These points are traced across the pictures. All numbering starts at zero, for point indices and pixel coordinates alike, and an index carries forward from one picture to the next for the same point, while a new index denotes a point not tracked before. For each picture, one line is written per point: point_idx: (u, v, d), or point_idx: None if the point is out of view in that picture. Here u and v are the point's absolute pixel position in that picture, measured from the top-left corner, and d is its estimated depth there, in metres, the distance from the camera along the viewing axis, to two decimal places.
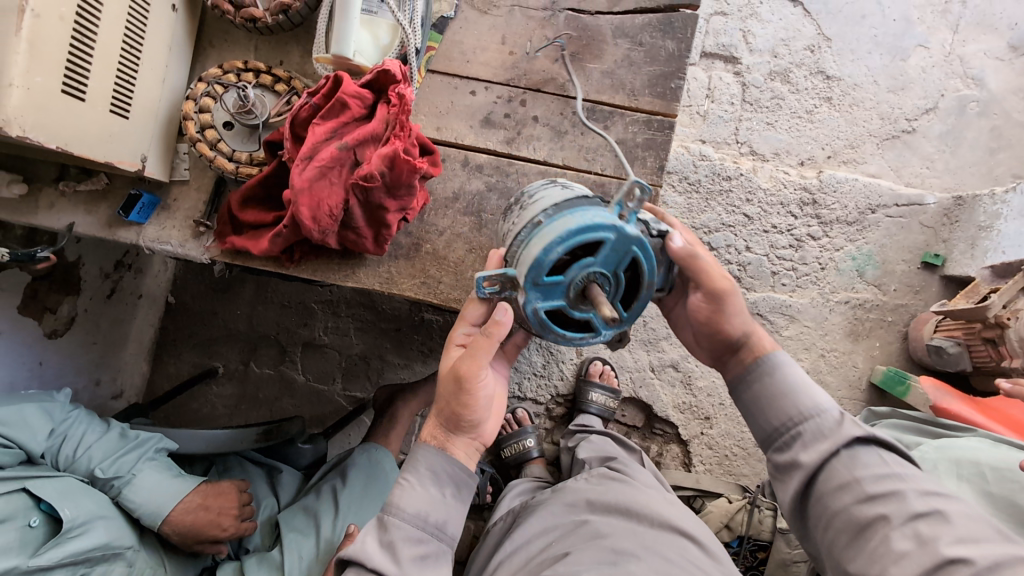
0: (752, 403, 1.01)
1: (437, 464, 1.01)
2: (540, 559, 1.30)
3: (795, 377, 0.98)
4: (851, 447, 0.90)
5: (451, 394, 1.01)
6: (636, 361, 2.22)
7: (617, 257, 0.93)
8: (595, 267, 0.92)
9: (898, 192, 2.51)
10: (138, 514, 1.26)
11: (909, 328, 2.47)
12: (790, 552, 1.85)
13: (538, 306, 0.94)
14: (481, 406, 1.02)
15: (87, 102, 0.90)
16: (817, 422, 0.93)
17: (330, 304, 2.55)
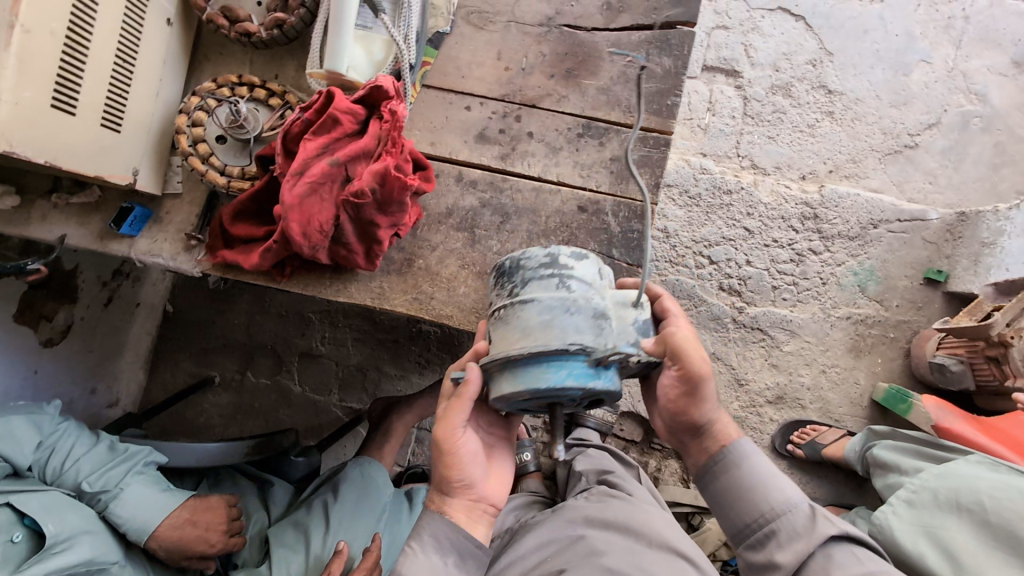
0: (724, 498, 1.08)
1: (441, 531, 1.04)
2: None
3: (762, 470, 1.06)
4: (825, 546, 0.98)
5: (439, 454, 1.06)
6: None
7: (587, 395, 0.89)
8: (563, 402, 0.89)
9: (900, 207, 2.49)
10: (124, 529, 1.24)
11: (911, 345, 2.44)
12: None
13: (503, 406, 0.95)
14: (468, 465, 1.06)
15: (77, 116, 0.90)
16: (788, 519, 1.01)
17: (328, 314, 2.54)
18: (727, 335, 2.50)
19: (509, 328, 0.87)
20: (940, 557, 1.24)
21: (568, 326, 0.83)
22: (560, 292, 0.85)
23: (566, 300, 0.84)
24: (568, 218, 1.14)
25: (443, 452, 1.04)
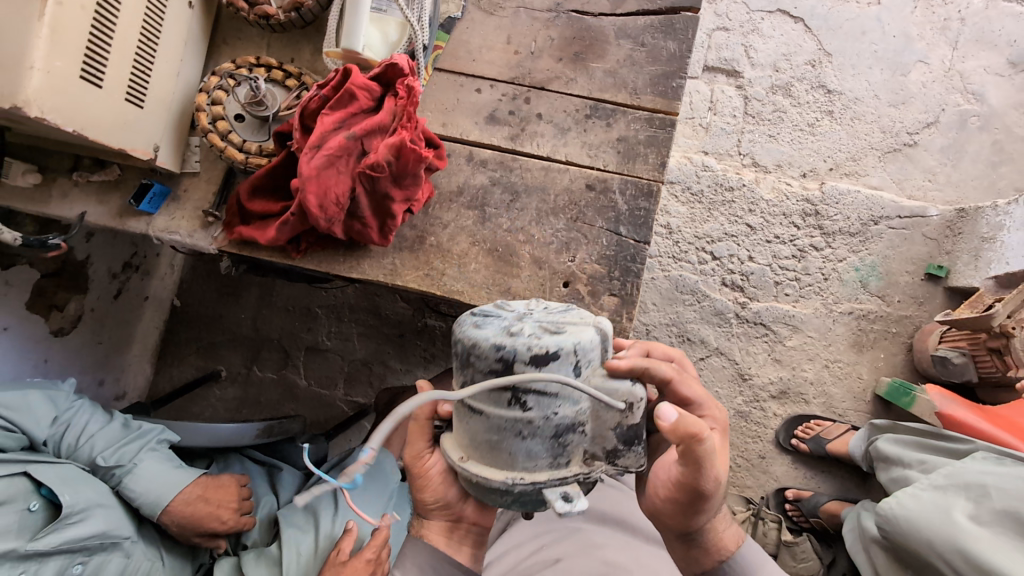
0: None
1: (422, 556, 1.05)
2: (532, 563, 1.34)
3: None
4: None
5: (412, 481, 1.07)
6: None
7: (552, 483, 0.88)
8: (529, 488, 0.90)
9: (900, 204, 2.52)
10: (137, 503, 1.26)
11: (913, 340, 2.45)
12: None
13: None
14: (439, 487, 1.05)
15: (104, 89, 0.93)
16: None
17: (334, 309, 2.57)
18: (730, 331, 2.52)
19: (463, 428, 0.86)
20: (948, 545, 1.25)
21: (519, 450, 0.81)
22: (513, 412, 0.79)
23: (518, 423, 0.80)
24: (577, 195, 1.17)
25: (417, 477, 1.04)
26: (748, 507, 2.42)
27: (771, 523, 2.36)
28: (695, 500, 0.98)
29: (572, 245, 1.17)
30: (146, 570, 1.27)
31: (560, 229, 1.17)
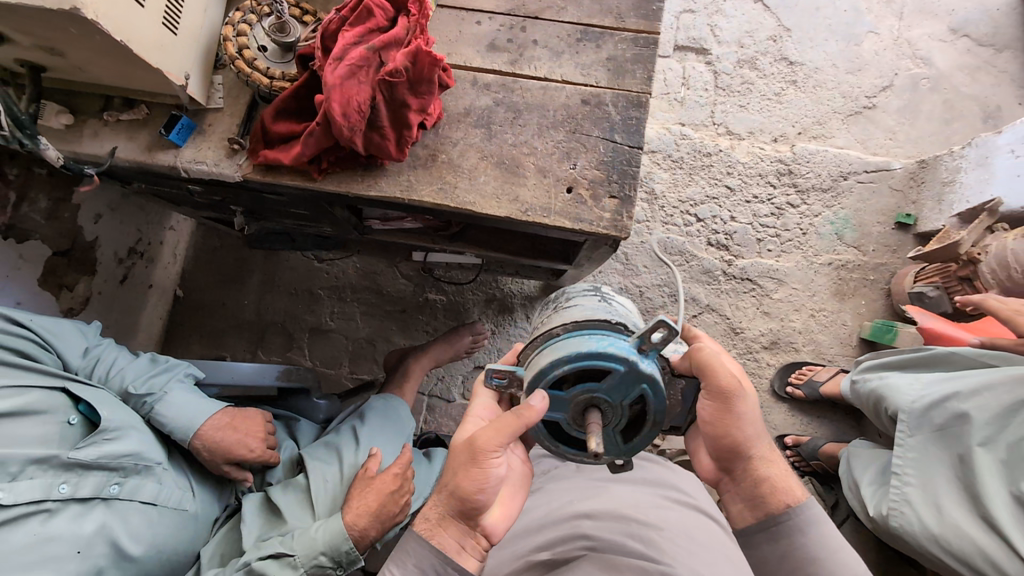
0: (778, 528, 1.12)
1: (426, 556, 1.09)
2: (561, 518, 1.46)
3: (813, 537, 1.10)
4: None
5: (465, 464, 1.09)
6: None
7: (626, 388, 1.05)
8: (598, 390, 1.05)
9: (866, 160, 2.70)
10: (169, 429, 1.30)
11: (891, 285, 2.59)
12: None
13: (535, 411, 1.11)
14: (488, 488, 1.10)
15: (145, 9, 1.03)
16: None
17: (336, 289, 2.63)
18: (720, 288, 2.64)
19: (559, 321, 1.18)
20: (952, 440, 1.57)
21: (611, 320, 1.14)
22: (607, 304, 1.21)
23: (610, 309, 1.19)
24: (574, 110, 1.28)
25: (477, 466, 1.07)
26: None
27: None
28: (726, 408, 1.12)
29: (573, 153, 1.28)
30: (178, 497, 1.31)
31: (560, 140, 1.28)
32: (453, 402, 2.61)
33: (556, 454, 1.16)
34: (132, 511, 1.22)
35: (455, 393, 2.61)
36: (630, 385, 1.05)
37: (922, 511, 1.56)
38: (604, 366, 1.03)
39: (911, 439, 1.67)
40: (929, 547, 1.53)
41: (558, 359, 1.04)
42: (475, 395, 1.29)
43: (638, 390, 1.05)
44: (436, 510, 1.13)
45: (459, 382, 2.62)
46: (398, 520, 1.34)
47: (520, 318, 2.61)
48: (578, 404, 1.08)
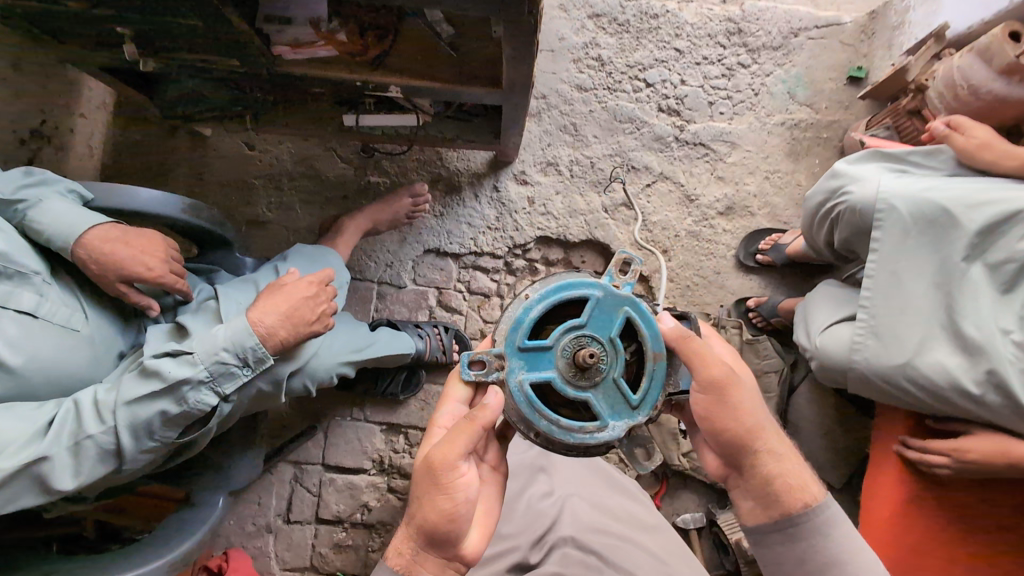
0: (793, 530, 1.40)
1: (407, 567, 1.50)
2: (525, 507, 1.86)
3: (840, 541, 1.37)
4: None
5: (431, 484, 1.48)
6: (589, 204, 2.54)
7: (604, 318, 1.58)
8: (581, 327, 1.56)
9: (817, 15, 2.61)
10: (44, 235, 1.27)
11: (844, 141, 2.55)
12: (758, 363, 2.43)
13: (524, 374, 1.54)
14: (455, 511, 1.48)
15: None
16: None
17: (271, 178, 2.48)
18: (673, 155, 2.56)
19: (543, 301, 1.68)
20: (935, 270, 1.65)
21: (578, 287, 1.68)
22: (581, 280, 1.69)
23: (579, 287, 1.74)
24: None
25: (436, 488, 1.47)
26: (708, 320, 2.51)
27: (732, 329, 2.45)
28: (723, 396, 1.44)
29: None
30: (58, 313, 1.35)
31: None
32: (404, 288, 2.52)
33: (560, 421, 1.53)
34: (4, 316, 1.26)
35: (405, 279, 2.52)
36: (604, 312, 1.57)
37: (886, 341, 1.69)
38: (574, 298, 1.56)
39: (882, 258, 1.73)
40: (898, 381, 1.67)
41: (532, 306, 1.58)
42: (442, 405, 1.62)
43: (618, 315, 1.55)
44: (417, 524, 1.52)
45: (409, 267, 2.52)
46: (312, 329, 1.50)
47: (469, 198, 2.52)
48: (565, 356, 1.54)
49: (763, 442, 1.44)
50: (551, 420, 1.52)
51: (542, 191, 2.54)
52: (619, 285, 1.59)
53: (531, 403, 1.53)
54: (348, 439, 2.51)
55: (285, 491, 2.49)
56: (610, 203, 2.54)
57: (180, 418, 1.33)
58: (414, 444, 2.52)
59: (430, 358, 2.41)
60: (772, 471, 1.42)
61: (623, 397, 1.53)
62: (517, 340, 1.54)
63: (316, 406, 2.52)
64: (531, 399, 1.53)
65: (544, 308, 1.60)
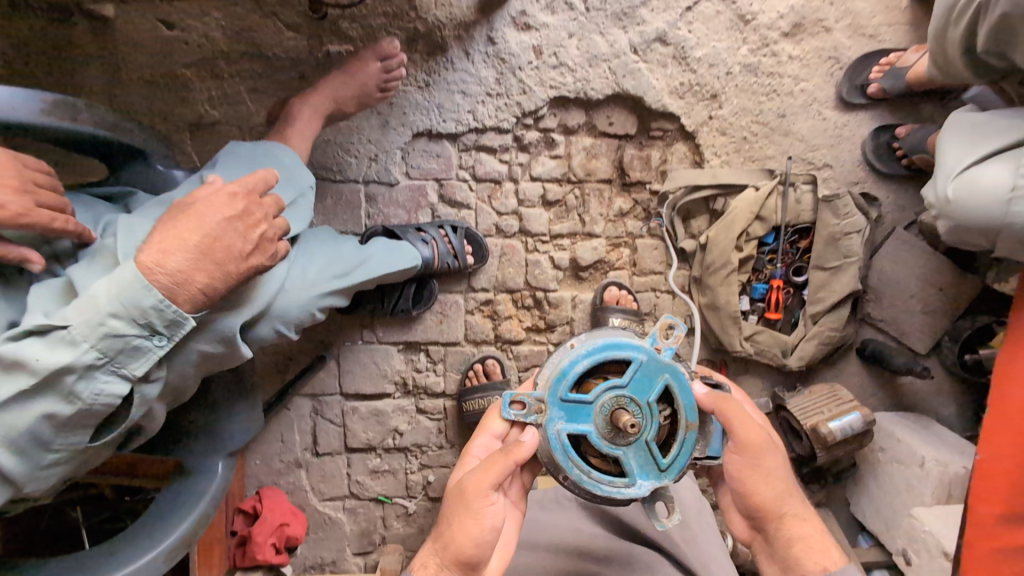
0: None
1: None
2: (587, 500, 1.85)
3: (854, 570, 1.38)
4: None
5: (471, 504, 1.45)
6: (613, 44, 1.96)
7: (644, 381, 1.58)
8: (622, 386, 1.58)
9: None
10: None
11: None
12: (838, 223, 1.99)
13: (562, 425, 1.56)
14: (485, 536, 1.45)
15: None
16: None
17: (206, 63, 1.94)
18: None
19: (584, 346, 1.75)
20: None
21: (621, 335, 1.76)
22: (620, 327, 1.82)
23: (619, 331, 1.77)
24: None
25: (473, 508, 1.44)
26: (774, 178, 2.03)
27: (804, 188, 2.04)
28: (754, 454, 1.53)
29: None
30: None
31: None
32: (396, 186, 2.08)
33: (591, 475, 1.56)
34: None
35: (396, 174, 2.06)
36: (646, 374, 1.59)
37: None
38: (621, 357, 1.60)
39: None
40: None
41: (579, 355, 1.60)
42: (478, 437, 1.62)
43: (657, 380, 1.58)
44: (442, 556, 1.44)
45: (398, 159, 2.05)
46: (251, 264, 1.23)
47: (458, 57, 1.96)
48: (605, 413, 1.55)
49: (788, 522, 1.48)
50: (583, 471, 1.55)
51: (551, 36, 1.95)
52: (662, 350, 1.60)
53: (566, 452, 1.54)
54: (363, 364, 2.23)
55: (308, 424, 2.28)
56: (643, 41, 1.96)
57: (89, 418, 1.15)
58: (438, 361, 2.25)
59: (441, 266, 2.05)
60: (794, 531, 1.46)
61: (650, 458, 1.57)
62: (560, 390, 1.57)
63: (320, 333, 2.18)
64: (563, 446, 1.54)
65: (593, 365, 1.59)
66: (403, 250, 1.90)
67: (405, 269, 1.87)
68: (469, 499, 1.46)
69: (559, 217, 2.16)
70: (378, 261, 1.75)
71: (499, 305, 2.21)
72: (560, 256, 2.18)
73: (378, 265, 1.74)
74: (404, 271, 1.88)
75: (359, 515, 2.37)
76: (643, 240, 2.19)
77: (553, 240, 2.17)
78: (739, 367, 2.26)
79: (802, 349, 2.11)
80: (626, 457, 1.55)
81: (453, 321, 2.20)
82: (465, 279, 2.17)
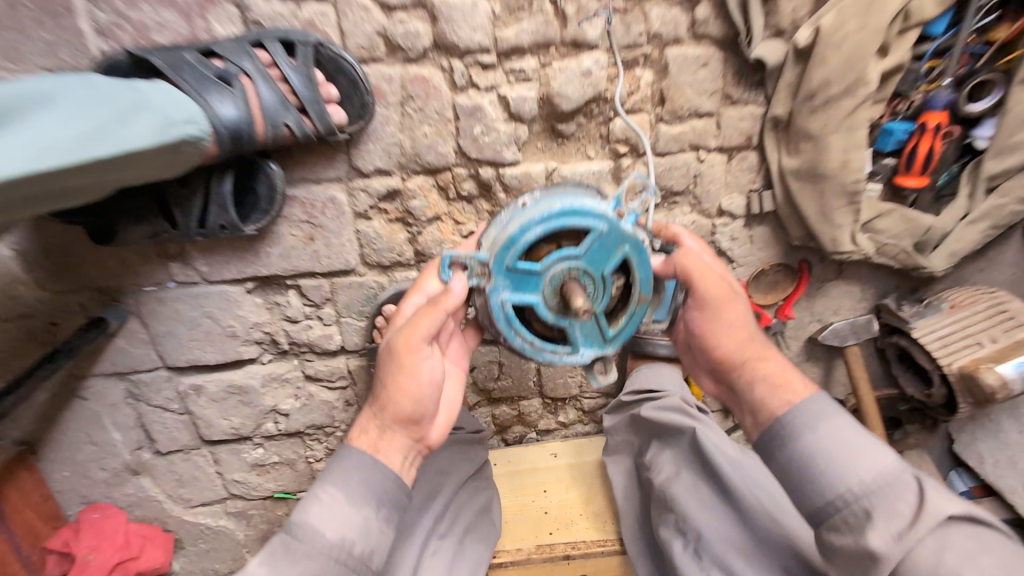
0: (778, 442, 0.83)
1: (364, 477, 0.84)
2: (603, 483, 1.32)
3: (838, 432, 0.79)
4: (944, 533, 0.69)
5: (399, 357, 0.90)
6: None
7: (607, 253, 0.88)
8: (581, 257, 0.87)
9: None
10: None
11: None
12: None
13: (506, 296, 0.88)
14: (427, 397, 0.90)
15: None
16: (898, 520, 0.70)
17: None
18: None
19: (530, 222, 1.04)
20: None
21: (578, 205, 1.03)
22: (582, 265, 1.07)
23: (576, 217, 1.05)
24: None
25: (399, 365, 0.89)
26: None
27: None
28: (707, 294, 0.92)
29: None
30: None
31: None
32: None
33: (529, 349, 0.91)
34: None
35: None
36: (612, 244, 0.88)
37: None
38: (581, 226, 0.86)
39: None
40: None
41: (529, 213, 0.85)
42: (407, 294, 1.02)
43: (620, 252, 0.88)
44: (371, 425, 0.89)
45: None
46: None
47: None
48: (558, 283, 0.86)
49: (755, 361, 0.92)
50: (519, 339, 0.90)
51: None
52: (625, 214, 0.89)
53: (509, 326, 0.89)
54: (190, 322, 1.26)
55: (129, 417, 1.39)
56: None
57: None
58: (322, 304, 1.29)
59: (274, 138, 0.99)
60: (764, 380, 0.90)
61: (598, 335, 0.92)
62: (507, 257, 0.85)
63: (90, 278, 1.18)
64: (506, 324, 0.89)
65: (546, 231, 0.86)
66: (158, 103, 0.79)
67: (159, 147, 0.78)
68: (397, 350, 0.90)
69: (514, 9, 1.03)
70: (64, 117, 0.67)
71: (415, 200, 1.19)
72: (520, 95, 1.10)
73: (70, 129, 0.67)
74: (161, 155, 0.80)
75: (252, 520, 1.61)
76: (681, 50, 1.11)
77: (503, 63, 1.08)
78: (829, 271, 1.36)
79: (954, 241, 1.21)
80: (571, 332, 0.91)
81: (333, 236, 1.20)
82: (340, 156, 1.11)
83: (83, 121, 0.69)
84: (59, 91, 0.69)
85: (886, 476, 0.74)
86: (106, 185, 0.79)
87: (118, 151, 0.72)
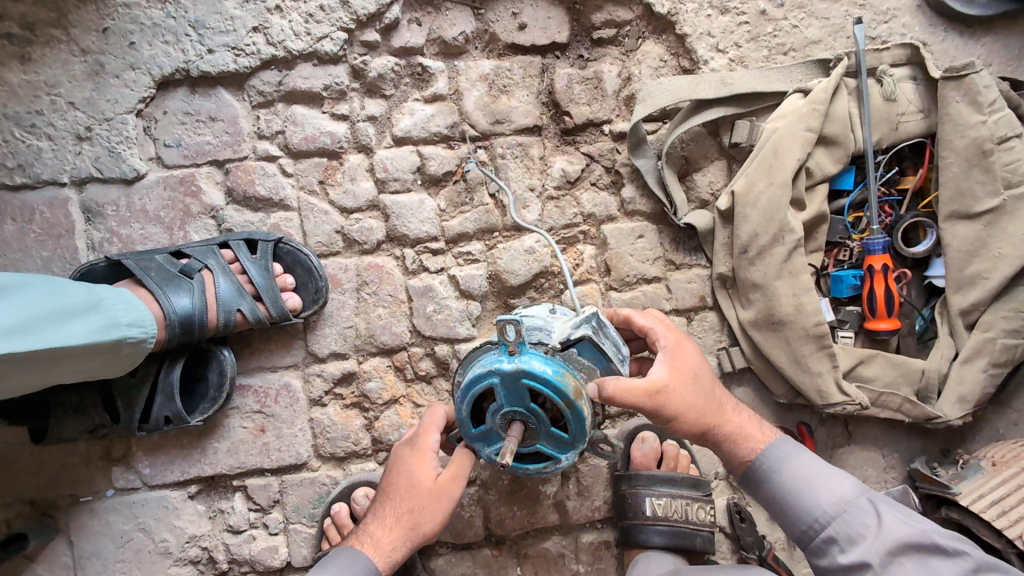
0: (767, 490, 0.90)
1: (368, 571, 0.88)
2: None
3: (801, 471, 0.88)
4: (907, 552, 0.77)
5: (426, 505, 0.91)
6: None
7: (516, 394, 0.82)
8: (500, 405, 0.84)
9: None
10: None
11: None
12: (979, 118, 1.04)
13: (488, 455, 0.89)
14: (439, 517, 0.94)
15: None
16: (859, 533, 0.80)
17: None
18: None
19: None
20: None
21: None
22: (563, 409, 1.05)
23: None
24: None
25: (431, 502, 0.91)
26: (834, 62, 1.10)
27: (897, 76, 1.10)
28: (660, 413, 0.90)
29: None
30: None
31: None
32: (139, 184, 1.11)
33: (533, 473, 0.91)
34: None
35: (134, 160, 1.10)
36: (513, 386, 0.82)
37: None
38: (480, 387, 0.84)
39: None
40: None
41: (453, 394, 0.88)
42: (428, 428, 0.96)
43: (523, 385, 0.82)
44: (388, 545, 0.90)
45: (137, 135, 1.11)
46: None
47: None
48: (507, 432, 0.85)
49: (726, 429, 0.93)
50: (523, 473, 0.91)
51: None
52: (513, 352, 0.83)
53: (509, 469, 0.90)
54: (118, 538, 1.12)
55: None
56: None
57: None
58: (268, 508, 1.16)
59: (229, 320, 1.05)
60: (729, 439, 0.93)
61: (562, 444, 0.85)
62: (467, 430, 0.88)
63: (25, 489, 1.11)
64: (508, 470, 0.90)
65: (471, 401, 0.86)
66: (112, 309, 0.88)
67: (93, 344, 0.84)
68: (427, 502, 0.91)
69: (457, 204, 1.18)
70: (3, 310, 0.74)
71: (371, 381, 1.16)
72: (469, 274, 1.17)
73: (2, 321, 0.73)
74: (96, 354, 0.86)
75: None
76: (616, 226, 1.20)
77: (452, 248, 1.18)
78: (836, 435, 1.20)
79: (957, 383, 1.08)
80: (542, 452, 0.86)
81: (286, 426, 1.15)
82: (297, 343, 1.15)
83: (19, 318, 0.76)
84: (19, 289, 0.78)
85: (844, 498, 0.83)
86: (34, 382, 0.82)
87: (45, 346, 0.78)
